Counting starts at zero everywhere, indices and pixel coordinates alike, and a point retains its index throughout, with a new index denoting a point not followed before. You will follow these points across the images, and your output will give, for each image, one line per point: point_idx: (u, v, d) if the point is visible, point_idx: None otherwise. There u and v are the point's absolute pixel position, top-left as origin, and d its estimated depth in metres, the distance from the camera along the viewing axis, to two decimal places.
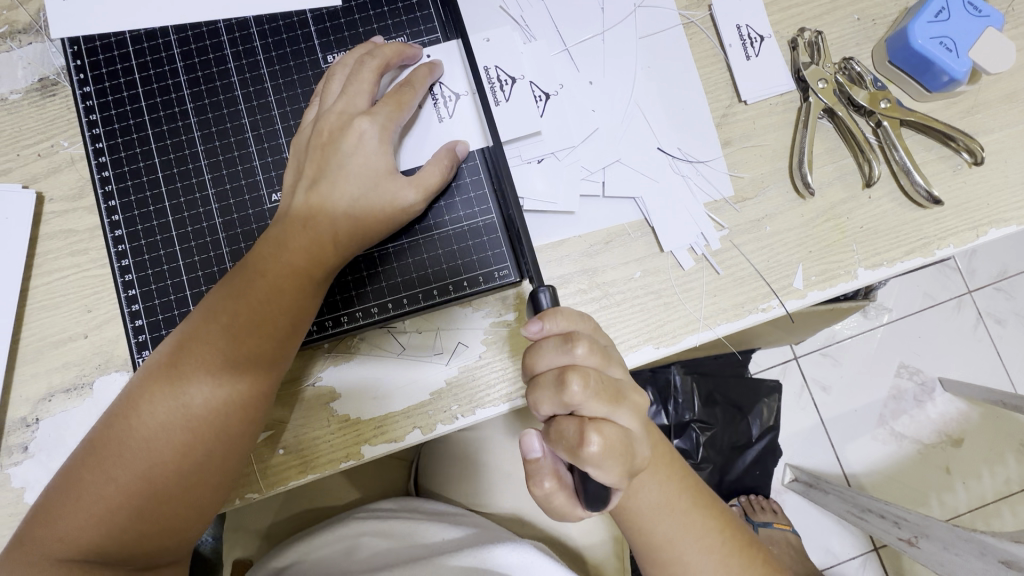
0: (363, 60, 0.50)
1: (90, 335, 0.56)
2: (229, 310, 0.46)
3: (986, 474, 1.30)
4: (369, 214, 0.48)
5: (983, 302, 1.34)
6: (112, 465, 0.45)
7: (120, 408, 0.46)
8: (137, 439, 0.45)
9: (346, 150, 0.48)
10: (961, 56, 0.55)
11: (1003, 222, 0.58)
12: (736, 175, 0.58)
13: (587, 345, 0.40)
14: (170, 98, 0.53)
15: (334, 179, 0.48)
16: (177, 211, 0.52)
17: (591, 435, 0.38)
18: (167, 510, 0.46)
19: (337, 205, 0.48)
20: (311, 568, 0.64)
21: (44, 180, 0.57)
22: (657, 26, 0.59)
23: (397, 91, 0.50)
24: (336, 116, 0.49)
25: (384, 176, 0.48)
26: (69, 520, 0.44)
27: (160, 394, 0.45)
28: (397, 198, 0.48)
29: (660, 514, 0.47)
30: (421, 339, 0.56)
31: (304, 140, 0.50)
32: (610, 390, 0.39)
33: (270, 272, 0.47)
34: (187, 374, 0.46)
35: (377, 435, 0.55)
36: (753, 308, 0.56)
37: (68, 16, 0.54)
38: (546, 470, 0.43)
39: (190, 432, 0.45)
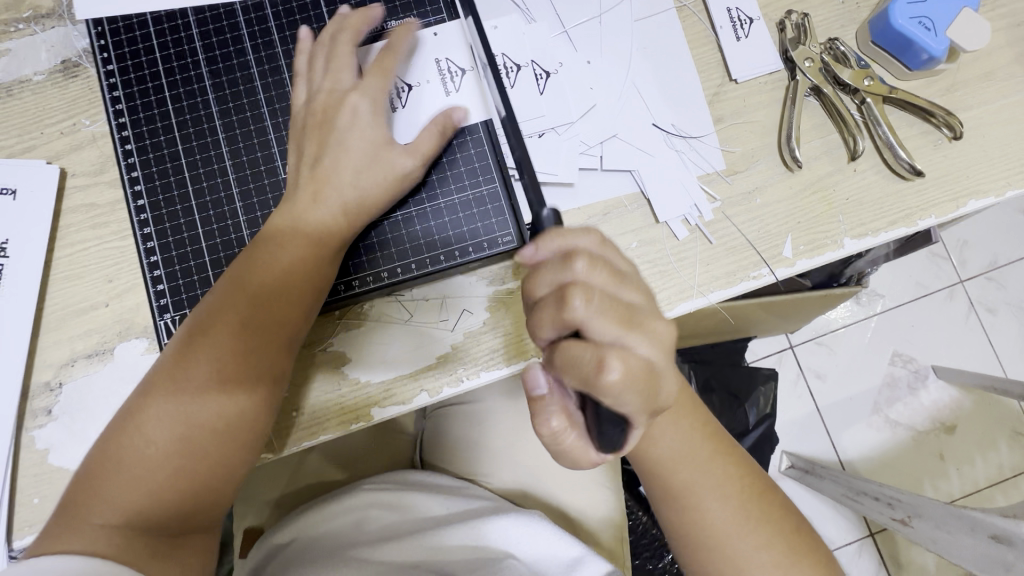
0: (340, 42, 0.53)
1: (111, 304, 0.58)
2: (254, 280, 0.49)
3: (979, 459, 1.32)
4: (371, 181, 0.51)
5: (974, 291, 1.37)
6: (145, 433, 0.47)
7: (151, 379, 0.48)
8: (168, 406, 0.47)
9: (342, 126, 0.51)
10: (938, 35, 0.58)
11: (982, 195, 0.61)
12: (727, 149, 0.61)
13: (586, 259, 0.39)
14: (189, 75, 0.56)
15: (334, 154, 0.51)
16: (196, 182, 0.55)
17: (610, 362, 0.35)
18: (202, 474, 0.48)
19: (340, 175, 0.50)
20: (320, 539, 0.67)
21: (66, 157, 0.60)
22: (651, 9, 0.62)
23: (378, 64, 0.53)
24: (329, 95, 0.52)
25: (382, 145, 0.51)
26: (109, 487, 0.46)
27: (188, 362, 0.47)
28: (396, 165, 0.51)
29: (679, 461, 0.50)
30: (428, 307, 0.58)
31: (300, 122, 0.53)
32: (620, 309, 0.38)
33: (291, 244, 0.50)
34: (215, 342, 0.48)
35: (385, 398, 0.57)
36: (744, 276, 0.59)
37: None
38: (556, 409, 0.41)
39: (219, 397, 0.47)
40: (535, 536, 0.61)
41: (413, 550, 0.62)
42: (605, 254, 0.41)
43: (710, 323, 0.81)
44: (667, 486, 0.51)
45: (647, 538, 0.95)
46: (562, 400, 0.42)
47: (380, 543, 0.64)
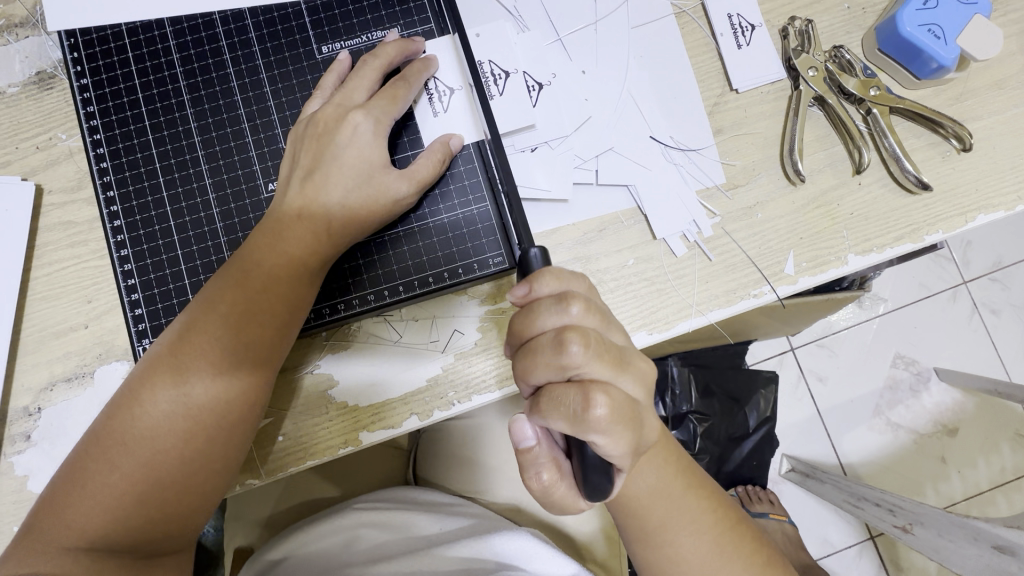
0: (365, 59, 0.51)
1: (90, 325, 0.56)
2: (229, 298, 0.47)
3: (981, 462, 1.31)
4: (362, 206, 0.48)
5: (978, 293, 1.35)
6: (117, 454, 0.45)
7: (124, 396, 0.47)
8: (141, 427, 0.46)
9: (340, 142, 0.48)
10: (949, 43, 0.55)
11: (991, 208, 0.59)
12: (728, 162, 0.58)
13: (583, 304, 0.38)
14: (166, 89, 0.54)
15: (327, 172, 0.48)
16: (175, 202, 0.53)
17: (597, 397, 0.35)
18: (172, 496, 0.46)
19: (330, 196, 0.48)
20: (309, 559, 0.64)
21: (43, 172, 0.58)
22: (649, 15, 0.59)
23: (391, 85, 0.50)
24: (333, 109, 0.50)
25: (378, 169, 0.49)
26: (80, 506, 0.44)
27: (162, 383, 0.46)
28: (389, 190, 0.49)
29: (656, 499, 0.47)
30: (417, 327, 0.56)
31: (299, 133, 0.51)
32: (612, 352, 0.37)
33: (267, 261, 0.47)
34: (188, 362, 0.46)
35: (374, 421, 0.55)
36: (744, 294, 0.57)
37: (65, 10, 0.54)
38: (545, 460, 0.40)
39: (191, 418, 0.46)
40: (531, 554, 0.59)
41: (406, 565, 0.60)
42: (597, 300, 0.40)
43: (708, 332, 0.80)
44: (642, 525, 0.47)
45: None
46: (548, 450, 0.40)
47: (370, 564, 0.62)
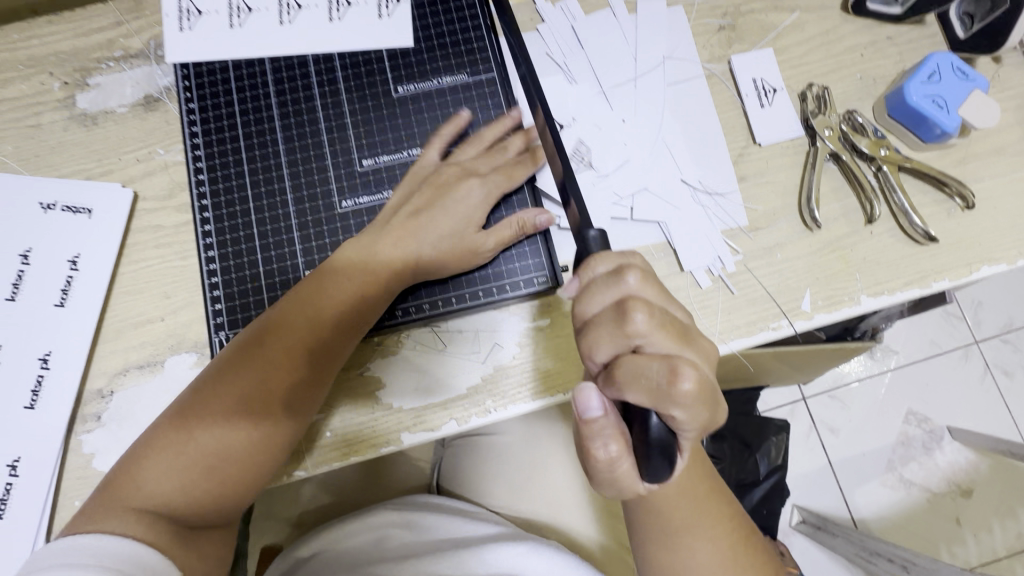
0: (501, 131, 0.60)
1: (166, 318, 0.62)
2: (309, 304, 0.53)
3: (997, 527, 1.29)
4: (450, 254, 0.56)
5: (990, 353, 1.38)
6: (195, 426, 0.50)
7: (201, 385, 0.51)
8: (216, 411, 0.50)
9: (454, 198, 0.57)
10: (951, 112, 0.62)
11: (994, 261, 0.64)
12: (750, 207, 0.65)
13: (638, 273, 0.40)
14: (261, 115, 0.62)
15: (431, 218, 0.56)
16: (260, 211, 0.60)
17: (683, 370, 0.36)
18: (235, 480, 0.51)
19: (424, 239, 0.55)
20: (342, 555, 0.68)
21: (139, 181, 0.65)
22: (683, 76, 0.67)
23: (517, 161, 0.59)
24: (475, 162, 0.59)
25: (469, 230, 0.57)
26: (155, 478, 0.48)
27: (244, 368, 0.51)
28: (477, 246, 0.56)
29: (686, 528, 0.50)
30: (461, 338, 0.61)
31: (418, 177, 0.59)
32: (676, 326, 0.39)
33: (345, 276, 0.54)
34: (267, 357, 0.51)
35: (416, 423, 0.60)
36: (764, 326, 0.62)
37: (184, 47, 0.63)
38: (611, 432, 0.40)
39: (263, 408, 0.51)
40: (555, 565, 0.62)
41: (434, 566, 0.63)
42: (654, 270, 0.42)
43: (726, 367, 0.84)
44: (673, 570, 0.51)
45: None
46: (614, 422, 0.40)
47: (401, 561, 0.64)
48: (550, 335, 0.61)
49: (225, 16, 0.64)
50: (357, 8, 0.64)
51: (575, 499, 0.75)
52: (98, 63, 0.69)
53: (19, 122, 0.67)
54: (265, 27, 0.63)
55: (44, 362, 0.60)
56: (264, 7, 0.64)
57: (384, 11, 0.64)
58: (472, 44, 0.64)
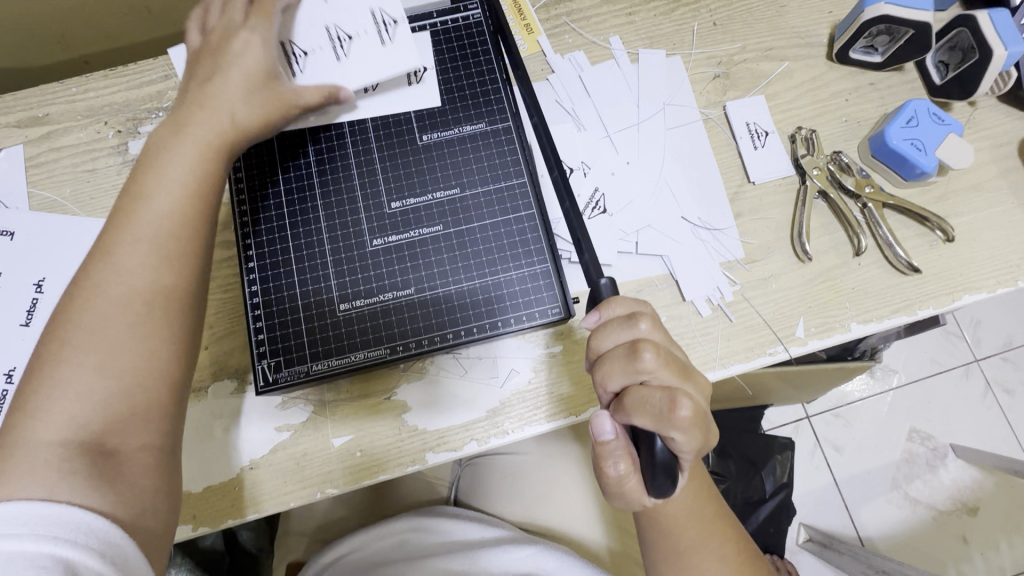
0: (239, 11, 0.59)
1: (209, 347, 0.67)
2: (149, 193, 0.50)
3: (1004, 544, 1.31)
4: (261, 94, 0.56)
5: (990, 371, 1.41)
6: (56, 376, 0.44)
7: (55, 327, 0.46)
8: (80, 344, 0.45)
9: (230, 50, 0.56)
10: (929, 154, 0.67)
11: (975, 290, 0.69)
12: (746, 241, 0.70)
13: (648, 319, 0.45)
14: (297, 158, 0.67)
15: (192, 129, 0.53)
16: (297, 249, 0.65)
17: (682, 401, 0.41)
18: (136, 401, 0.46)
19: (226, 94, 0.55)
20: (367, 557, 0.75)
21: None
22: (681, 120, 0.73)
23: (258, 1, 0.59)
24: (201, 72, 0.57)
25: (271, 76, 0.57)
26: (32, 436, 0.43)
27: (92, 293, 0.47)
28: (279, 87, 0.57)
29: (696, 547, 0.54)
30: (482, 364, 0.66)
31: (194, 62, 0.58)
32: (679, 364, 0.44)
33: (179, 146, 0.52)
34: (108, 270, 0.47)
35: (439, 444, 0.65)
36: (761, 352, 0.67)
37: None
38: (621, 451, 0.45)
39: (136, 303, 0.47)
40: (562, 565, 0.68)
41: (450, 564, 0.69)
42: (662, 317, 0.47)
43: (729, 387, 0.88)
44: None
45: None
46: (624, 444, 0.46)
47: (420, 560, 0.71)
48: (562, 361, 0.66)
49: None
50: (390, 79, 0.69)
51: (585, 514, 0.80)
52: (148, 112, 0.76)
53: (77, 167, 0.74)
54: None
55: None
56: None
57: (414, 79, 0.70)
58: (490, 96, 0.71)
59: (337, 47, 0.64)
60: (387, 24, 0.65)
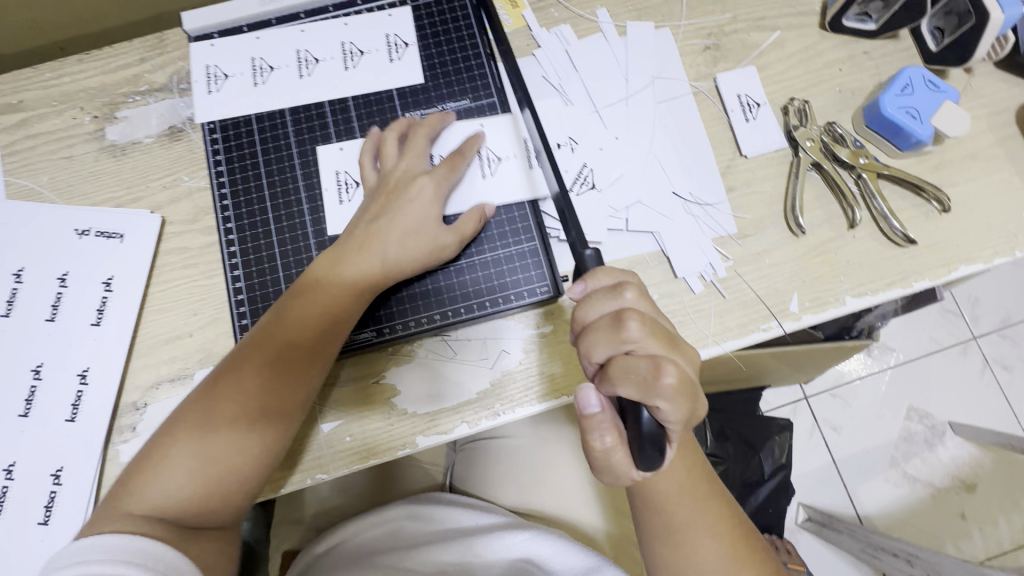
0: (411, 129, 0.65)
1: (194, 334, 0.66)
2: (233, 395, 0.56)
3: (1002, 520, 1.32)
4: (415, 251, 0.60)
5: (988, 348, 1.40)
6: (184, 436, 0.55)
7: (195, 396, 0.57)
8: (202, 420, 0.55)
9: (408, 197, 0.60)
10: (924, 122, 0.66)
11: (972, 261, 0.67)
12: (739, 216, 0.69)
13: (634, 289, 0.44)
14: (279, 142, 0.67)
15: (391, 219, 0.60)
16: (281, 233, 0.66)
17: (666, 369, 0.40)
18: (219, 477, 0.55)
19: (391, 238, 0.60)
20: (363, 545, 0.75)
21: (167, 207, 0.70)
22: (671, 94, 0.72)
23: (451, 157, 0.63)
24: (377, 206, 0.61)
25: (434, 223, 0.61)
26: (155, 482, 0.54)
27: (230, 375, 0.57)
28: (438, 241, 0.61)
29: (691, 525, 0.53)
30: (471, 346, 0.65)
31: (370, 194, 0.63)
32: (665, 333, 0.43)
33: (257, 384, 0.56)
34: (218, 407, 0.56)
35: (429, 427, 0.64)
36: (755, 328, 0.66)
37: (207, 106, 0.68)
38: (608, 425, 0.44)
39: (255, 393, 0.56)
40: (557, 550, 0.69)
41: (446, 555, 0.69)
42: (647, 288, 0.46)
43: (725, 368, 0.87)
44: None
45: None
46: (609, 418, 0.45)
47: (415, 549, 0.71)
48: (554, 341, 0.65)
49: (249, 76, 0.68)
50: (371, 56, 0.68)
51: (581, 496, 0.80)
52: (125, 97, 0.74)
53: (54, 154, 0.72)
54: (287, 83, 0.68)
55: (83, 377, 0.64)
56: (284, 65, 0.68)
57: (395, 56, 0.69)
58: (474, 73, 0.69)
59: (484, 164, 0.66)
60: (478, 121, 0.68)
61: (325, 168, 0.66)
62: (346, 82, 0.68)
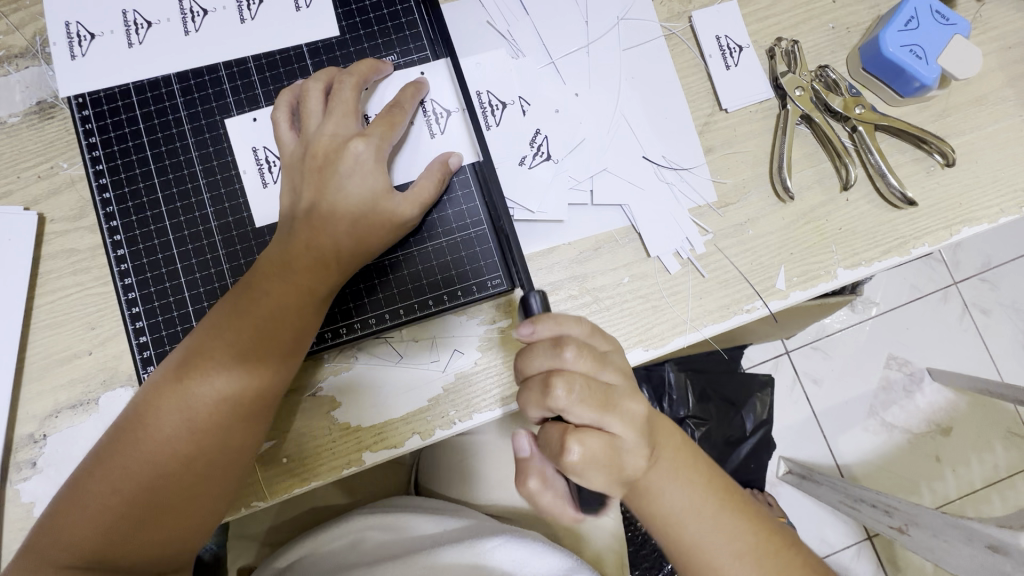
0: (338, 80, 0.52)
1: (94, 351, 0.57)
2: (179, 416, 0.47)
3: (975, 461, 1.33)
4: (370, 231, 0.50)
5: (968, 294, 1.37)
6: (118, 473, 0.46)
7: (127, 418, 0.48)
8: (144, 448, 0.47)
9: (344, 171, 0.50)
10: (930, 63, 0.57)
11: (975, 221, 0.60)
12: (719, 181, 0.60)
13: (575, 348, 0.43)
14: (167, 119, 0.56)
15: (333, 203, 0.50)
16: (177, 230, 0.55)
17: (573, 444, 0.42)
18: (173, 511, 0.47)
19: (338, 225, 0.50)
20: (320, 560, 0.67)
21: (45, 202, 0.58)
22: (639, 38, 0.61)
23: (387, 112, 0.52)
24: (310, 184, 0.51)
25: (380, 195, 0.51)
26: (84, 525, 0.45)
27: (167, 401, 0.47)
28: (393, 214, 0.51)
29: (705, 545, 0.46)
30: (418, 347, 0.57)
31: (295, 168, 0.52)
32: (598, 396, 0.42)
33: (207, 400, 0.48)
34: (160, 433, 0.47)
35: (376, 442, 0.56)
36: (737, 310, 0.59)
37: (74, 73, 0.56)
38: (534, 471, 0.46)
39: (206, 418, 0.47)
40: (531, 554, 0.62)
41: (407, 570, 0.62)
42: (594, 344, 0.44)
43: None
44: None
45: (646, 549, 1.00)
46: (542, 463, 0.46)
47: (375, 564, 0.64)
48: (514, 336, 0.57)
49: (122, 35, 0.57)
50: (272, 5, 0.57)
51: None
52: None
53: None
54: (171, 42, 0.57)
55: None
56: (166, 18, 0.57)
57: (302, 2, 0.57)
58: (400, 21, 0.58)
59: (432, 121, 0.56)
60: (416, 67, 0.57)
61: (239, 147, 0.56)
62: (243, 38, 0.57)
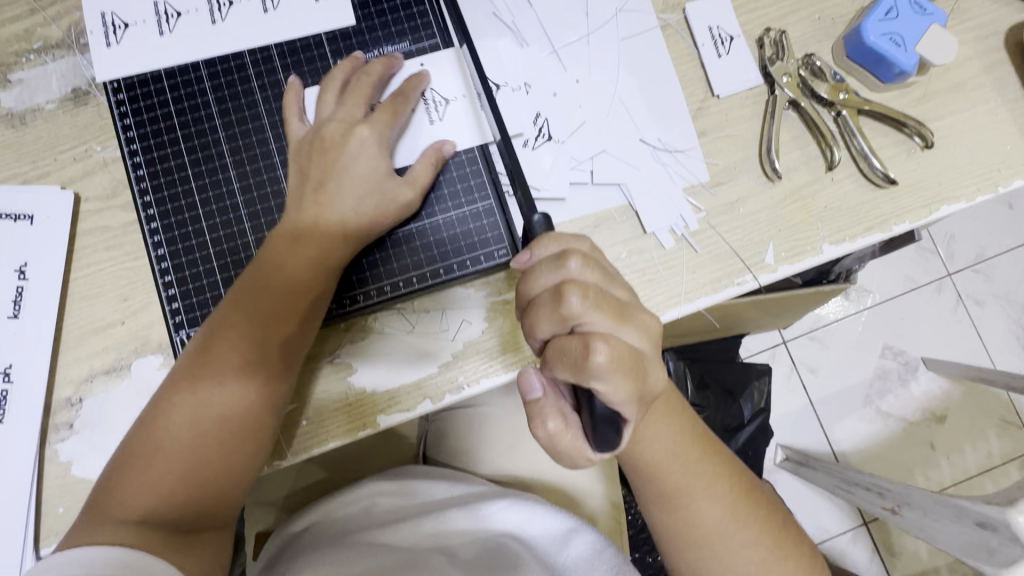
0: (356, 76, 0.57)
1: (126, 321, 0.61)
2: (210, 385, 0.51)
3: (969, 448, 1.36)
4: (374, 211, 0.54)
5: (962, 285, 1.40)
6: (160, 442, 0.50)
7: (155, 406, 0.52)
8: (180, 418, 0.51)
9: (349, 154, 0.53)
10: (908, 50, 0.61)
11: (953, 201, 0.64)
12: (711, 162, 0.64)
13: (580, 258, 0.43)
14: (196, 101, 0.60)
15: (337, 183, 0.54)
16: (206, 204, 0.59)
17: (597, 346, 0.39)
18: (213, 472, 0.51)
19: (343, 202, 0.53)
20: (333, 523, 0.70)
21: (79, 181, 0.62)
22: (636, 28, 0.65)
23: (392, 100, 0.56)
24: (315, 164, 0.54)
25: (383, 178, 0.55)
26: (134, 492, 0.49)
27: (199, 373, 0.51)
28: (394, 195, 0.55)
29: (685, 489, 0.52)
30: (429, 317, 0.61)
31: (303, 150, 0.56)
32: (612, 304, 0.42)
33: (235, 368, 0.52)
34: (193, 403, 0.51)
35: (390, 405, 0.60)
36: (728, 283, 0.62)
37: (108, 61, 0.60)
38: (551, 410, 0.44)
39: (236, 383, 0.52)
40: (534, 516, 0.66)
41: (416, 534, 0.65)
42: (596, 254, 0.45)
43: (699, 324, 0.85)
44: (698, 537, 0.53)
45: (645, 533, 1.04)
46: (555, 402, 0.45)
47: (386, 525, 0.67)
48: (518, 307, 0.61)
49: (154, 24, 0.61)
50: None
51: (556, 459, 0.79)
52: (17, 56, 0.63)
53: None
54: (198, 31, 0.61)
55: (6, 375, 0.59)
56: (193, 8, 0.61)
57: None
58: (412, 11, 0.62)
59: (430, 108, 0.60)
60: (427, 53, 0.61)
61: (264, 128, 0.60)
62: (266, 26, 0.61)
